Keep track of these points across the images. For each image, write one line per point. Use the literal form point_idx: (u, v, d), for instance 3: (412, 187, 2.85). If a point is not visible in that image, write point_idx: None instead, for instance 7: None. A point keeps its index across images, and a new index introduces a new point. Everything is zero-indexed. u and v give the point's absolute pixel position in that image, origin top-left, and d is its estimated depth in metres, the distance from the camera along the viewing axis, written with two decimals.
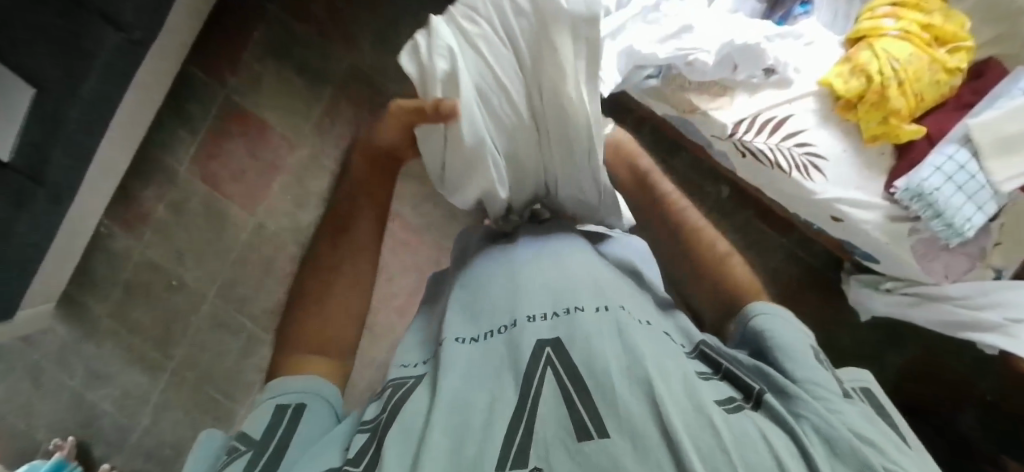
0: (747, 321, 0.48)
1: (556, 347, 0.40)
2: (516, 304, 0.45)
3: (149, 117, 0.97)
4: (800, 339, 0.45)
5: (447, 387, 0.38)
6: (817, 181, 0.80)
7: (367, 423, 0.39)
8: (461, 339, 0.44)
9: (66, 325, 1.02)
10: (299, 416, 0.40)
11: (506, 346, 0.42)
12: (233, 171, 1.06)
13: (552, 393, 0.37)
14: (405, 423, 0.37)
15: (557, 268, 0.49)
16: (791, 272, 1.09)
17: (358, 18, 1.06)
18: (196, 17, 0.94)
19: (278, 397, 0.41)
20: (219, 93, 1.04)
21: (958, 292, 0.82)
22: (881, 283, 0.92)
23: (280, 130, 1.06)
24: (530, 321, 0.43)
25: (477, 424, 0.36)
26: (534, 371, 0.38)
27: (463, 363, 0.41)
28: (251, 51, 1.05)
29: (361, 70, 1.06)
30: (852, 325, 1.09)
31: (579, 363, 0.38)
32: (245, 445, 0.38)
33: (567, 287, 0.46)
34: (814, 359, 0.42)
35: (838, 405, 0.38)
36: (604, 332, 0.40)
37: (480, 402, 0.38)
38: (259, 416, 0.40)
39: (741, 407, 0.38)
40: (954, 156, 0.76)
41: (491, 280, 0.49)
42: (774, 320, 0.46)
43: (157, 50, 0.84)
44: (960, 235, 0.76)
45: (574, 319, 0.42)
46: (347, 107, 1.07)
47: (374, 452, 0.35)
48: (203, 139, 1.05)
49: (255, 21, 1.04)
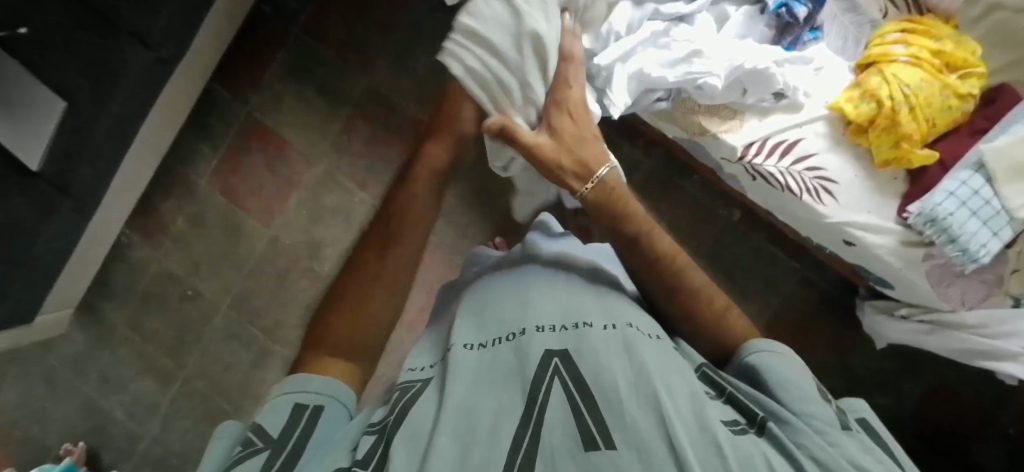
0: (742, 359, 0.47)
1: (564, 358, 0.40)
2: (525, 315, 0.46)
3: (173, 131, 1.00)
4: (804, 376, 0.45)
5: (456, 392, 0.39)
6: (828, 205, 0.80)
7: (375, 425, 0.40)
8: (471, 347, 0.44)
9: (83, 332, 1.04)
10: (317, 417, 0.40)
11: (513, 355, 0.42)
12: (251, 186, 1.08)
13: (559, 402, 0.37)
14: (411, 426, 0.37)
15: (567, 287, 0.50)
16: (804, 298, 1.08)
17: (375, 39, 1.09)
18: (221, 37, 0.97)
19: (294, 393, 0.41)
20: (240, 110, 1.07)
21: (974, 320, 0.80)
22: (897, 309, 0.90)
23: (297, 146, 1.09)
24: (539, 332, 0.43)
25: (484, 426, 0.36)
26: (541, 380, 0.39)
27: (471, 371, 0.41)
28: (273, 70, 1.08)
29: (378, 90, 1.09)
30: (867, 353, 1.07)
31: (587, 376, 0.39)
32: (263, 442, 0.37)
33: (574, 303, 0.47)
34: (815, 394, 0.43)
35: (837, 437, 0.39)
36: (611, 347, 0.41)
37: (488, 408, 0.38)
38: (276, 411, 0.40)
39: (744, 430, 0.38)
40: (967, 181, 0.75)
41: (500, 293, 0.50)
42: (770, 357, 0.46)
43: (184, 66, 0.88)
44: (977, 261, 0.74)
45: (583, 333, 0.43)
46: (363, 126, 1.09)
47: (385, 451, 0.36)
48: (223, 154, 1.08)
49: (277, 41, 1.07)
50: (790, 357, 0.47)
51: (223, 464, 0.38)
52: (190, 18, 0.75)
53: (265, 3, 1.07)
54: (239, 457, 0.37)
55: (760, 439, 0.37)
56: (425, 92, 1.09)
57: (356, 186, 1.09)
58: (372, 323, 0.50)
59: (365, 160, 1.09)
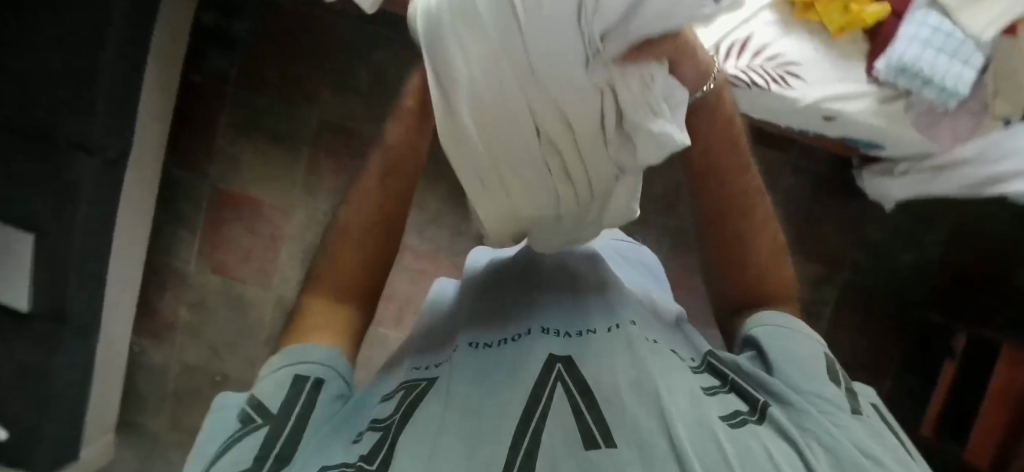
0: (763, 327, 0.54)
1: (566, 364, 0.45)
2: (532, 322, 0.52)
3: (146, 228, 1.00)
4: (807, 356, 0.50)
5: (460, 394, 0.43)
6: (798, 88, 0.78)
7: (380, 422, 0.42)
8: (478, 347, 0.50)
9: (133, 444, 1.07)
10: (314, 392, 0.45)
11: (517, 356, 0.47)
12: (239, 254, 1.06)
13: (561, 403, 0.41)
14: (417, 426, 0.40)
15: (573, 299, 0.56)
16: (809, 183, 1.06)
17: (309, 68, 1.03)
18: (157, 124, 0.95)
19: (294, 366, 0.46)
20: (205, 185, 1.05)
21: (970, 152, 0.80)
22: (894, 167, 0.90)
23: (270, 202, 1.06)
24: (543, 334, 0.50)
25: (494, 417, 0.40)
26: (545, 381, 0.43)
27: (473, 372, 0.46)
28: (222, 134, 1.04)
29: (330, 119, 1.04)
30: (884, 217, 1.06)
31: (587, 378, 0.43)
32: (263, 419, 0.42)
33: (578, 311, 0.54)
34: (817, 377, 0.47)
35: (842, 419, 0.43)
36: (616, 348, 0.46)
37: (493, 406, 0.41)
38: (275, 389, 0.44)
39: (746, 420, 0.42)
40: (925, 21, 0.75)
41: (511, 308, 0.56)
42: (776, 330, 0.53)
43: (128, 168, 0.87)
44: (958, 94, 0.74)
45: (585, 341, 0.48)
46: (328, 160, 1.05)
47: (388, 450, 0.38)
48: (203, 233, 1.06)
49: (217, 103, 1.03)
50: (793, 329, 0.53)
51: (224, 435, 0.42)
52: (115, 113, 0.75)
53: (192, 72, 1.03)
54: (242, 433, 0.41)
55: (762, 426, 0.42)
56: (378, 107, 1.03)
57: None
58: (357, 262, 0.57)
59: (340, 192, 1.05)
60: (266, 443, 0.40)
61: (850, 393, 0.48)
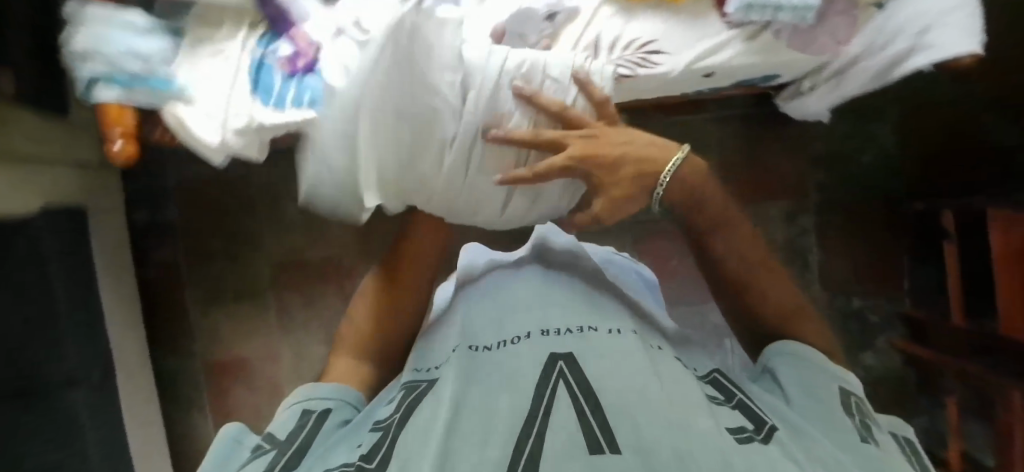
0: (781, 355, 0.58)
1: (567, 361, 0.50)
2: (536, 323, 0.58)
3: (155, 426, 1.04)
4: (823, 385, 0.52)
5: (473, 395, 0.48)
6: (664, 63, 0.78)
7: (382, 424, 0.49)
8: (478, 350, 0.56)
9: None
10: (320, 418, 0.54)
11: (532, 352, 0.52)
12: (249, 413, 1.10)
13: (563, 400, 0.45)
14: (423, 425, 0.45)
15: (581, 303, 0.62)
16: (737, 128, 1.05)
17: (245, 222, 1.08)
18: (129, 331, 1.01)
19: (304, 402, 0.55)
20: (195, 363, 1.10)
21: (859, 46, 0.78)
22: (802, 86, 0.89)
23: (258, 354, 1.10)
24: (543, 335, 0.55)
25: (501, 420, 0.44)
26: (549, 380, 0.48)
27: (486, 372, 0.51)
28: (192, 311, 1.09)
29: (281, 259, 1.09)
30: (824, 129, 1.04)
31: (588, 378, 0.48)
32: (271, 445, 0.50)
33: (568, 314, 0.60)
34: (829, 407, 0.49)
35: (851, 444, 0.44)
36: (622, 351, 0.51)
37: (505, 400, 0.46)
38: (288, 419, 0.53)
39: (752, 437, 0.44)
40: None
41: (514, 302, 0.63)
42: (789, 359, 0.57)
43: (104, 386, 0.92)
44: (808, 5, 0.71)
45: (587, 339, 0.54)
46: (294, 296, 1.09)
47: (392, 443, 0.44)
48: (209, 407, 1.10)
49: (177, 287, 1.09)
50: (809, 357, 0.56)
51: (239, 452, 0.51)
52: (91, 339, 0.91)
53: (144, 269, 1.09)
54: (257, 454, 0.50)
55: (769, 444, 0.43)
56: (318, 229, 1.08)
57: (326, 345, 1.09)
58: (385, 310, 0.70)
59: (315, 320, 1.09)
60: (274, 461, 0.47)
61: (864, 424, 0.48)
